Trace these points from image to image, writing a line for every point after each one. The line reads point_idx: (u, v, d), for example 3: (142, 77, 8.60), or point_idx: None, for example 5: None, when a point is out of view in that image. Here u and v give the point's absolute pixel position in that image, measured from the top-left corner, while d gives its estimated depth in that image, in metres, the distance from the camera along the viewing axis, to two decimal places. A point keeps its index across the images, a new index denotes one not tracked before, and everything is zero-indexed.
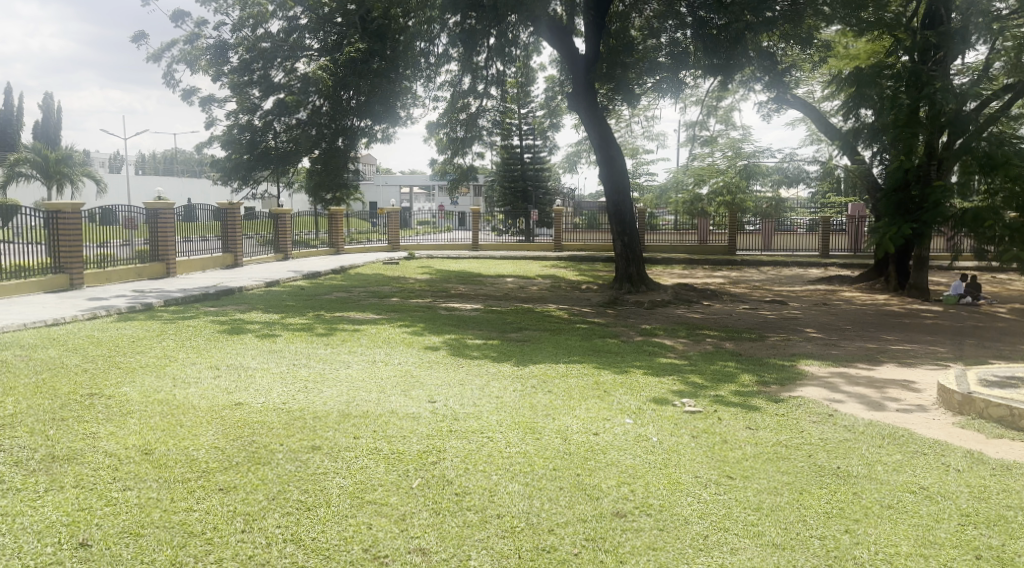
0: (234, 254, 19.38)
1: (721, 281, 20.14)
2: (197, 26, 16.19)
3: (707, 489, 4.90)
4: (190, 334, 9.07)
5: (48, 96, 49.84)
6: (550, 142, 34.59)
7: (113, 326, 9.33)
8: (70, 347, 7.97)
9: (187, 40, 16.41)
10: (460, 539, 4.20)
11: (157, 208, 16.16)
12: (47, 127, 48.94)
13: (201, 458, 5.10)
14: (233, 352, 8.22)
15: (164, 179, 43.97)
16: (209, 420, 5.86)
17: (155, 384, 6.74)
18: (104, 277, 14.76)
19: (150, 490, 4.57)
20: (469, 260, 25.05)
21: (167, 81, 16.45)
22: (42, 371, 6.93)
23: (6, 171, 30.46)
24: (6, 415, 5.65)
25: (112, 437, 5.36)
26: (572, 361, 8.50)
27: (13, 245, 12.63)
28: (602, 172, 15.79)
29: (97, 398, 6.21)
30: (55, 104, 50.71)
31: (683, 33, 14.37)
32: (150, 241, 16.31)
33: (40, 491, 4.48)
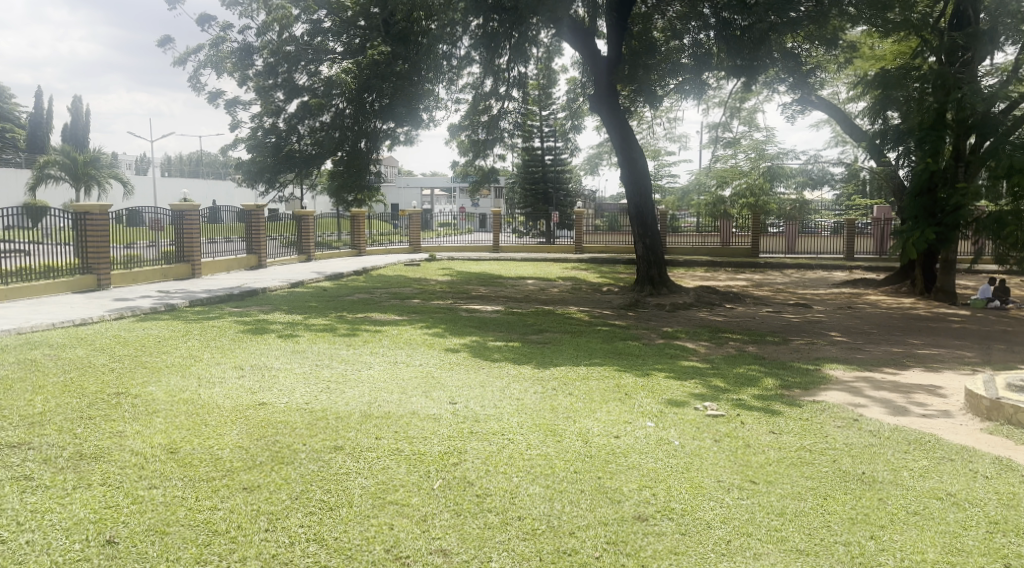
0: (258, 255, 19.55)
1: (744, 283, 19.96)
2: (222, 30, 16.38)
3: (730, 494, 4.86)
4: (215, 334, 9.17)
5: (77, 99, 50.57)
6: (572, 143, 34.52)
7: (139, 326, 9.47)
8: (98, 346, 8.10)
9: (213, 44, 16.59)
10: (481, 540, 4.21)
11: (183, 209, 16.37)
12: (76, 129, 49.70)
13: (226, 457, 5.15)
14: (256, 352, 8.29)
15: (189, 181, 44.48)
16: (233, 419, 5.92)
17: (181, 384, 6.83)
18: (131, 277, 14.98)
19: (176, 489, 4.63)
20: (490, 262, 25.05)
21: (194, 85, 16.66)
22: (70, 371, 7.05)
23: (37, 173, 30.75)
24: (36, 414, 5.75)
25: (139, 436, 5.44)
26: (592, 364, 8.46)
27: (41, 245, 12.88)
28: (623, 174, 15.74)
29: (124, 397, 6.30)
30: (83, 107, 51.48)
31: (706, 34, 14.27)
32: (176, 242, 16.52)
33: (69, 489, 4.55)
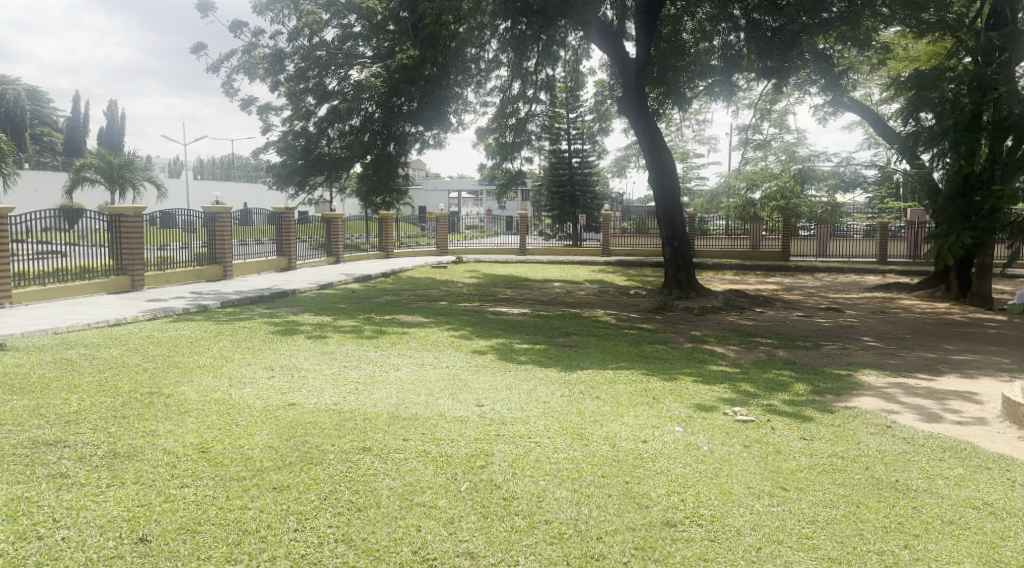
0: (288, 257, 19.79)
1: (774, 287, 19.73)
2: (254, 36, 16.60)
3: (760, 501, 4.80)
4: (245, 335, 9.30)
5: (113, 104, 51.65)
6: (599, 146, 34.45)
7: (172, 326, 9.63)
8: (132, 346, 8.26)
9: (245, 50, 16.79)
10: (508, 544, 4.20)
11: (215, 212, 16.63)
12: (112, 133, 50.80)
13: (257, 457, 5.22)
14: (285, 353, 8.38)
15: (221, 184, 45.23)
16: (263, 419, 5.99)
17: (213, 384, 6.93)
18: (164, 279, 15.24)
19: (206, 488, 4.69)
20: (517, 264, 25.07)
21: (227, 90, 16.89)
22: (106, 370, 7.19)
23: (74, 177, 31.17)
24: (72, 412, 5.88)
25: (171, 435, 5.53)
26: (620, 367, 8.43)
27: (78, 248, 13.14)
28: (652, 176, 15.63)
29: (157, 397, 6.41)
30: (120, 112, 52.65)
31: (736, 36, 14.15)
32: (208, 245, 16.76)
33: (103, 487, 4.63)
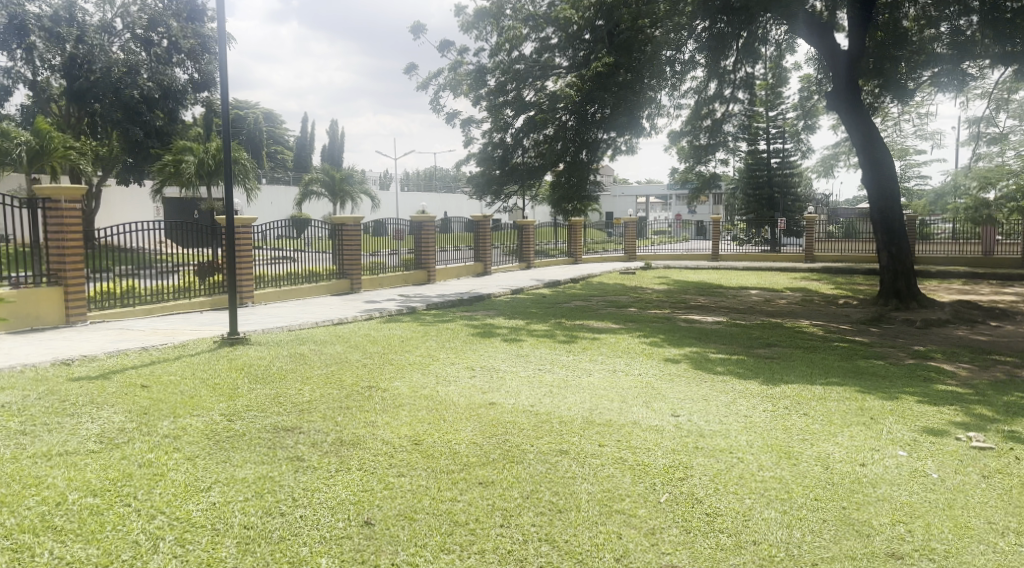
0: (484, 263, 20.70)
1: (1012, 298, 17.39)
2: (458, 54, 17.61)
3: (1005, 540, 4.25)
4: (448, 336, 9.86)
5: (334, 123, 57.25)
6: (802, 145, 32.42)
7: (384, 326, 10.46)
8: (352, 343, 9.08)
9: (452, 68, 17.97)
10: (713, 561, 4.07)
11: (421, 221, 17.78)
12: (332, 149, 56.29)
13: (463, 452, 5.50)
14: (485, 354, 8.77)
15: (424, 194, 48.38)
16: (468, 416, 6.31)
17: (421, 381, 7.42)
18: (377, 282, 16.59)
19: (420, 479, 5.01)
20: (710, 270, 24.30)
21: (434, 106, 18.03)
22: (331, 364, 7.95)
23: (303, 191, 35.02)
24: (305, 402, 6.56)
25: (387, 426, 6.00)
26: (828, 382, 7.86)
27: (305, 253, 14.52)
28: (865, 176, 14.44)
29: (374, 391, 6.98)
30: (338, 130, 58.22)
31: (968, 19, 12.69)
32: (415, 251, 18.01)
33: (332, 471, 5.11)
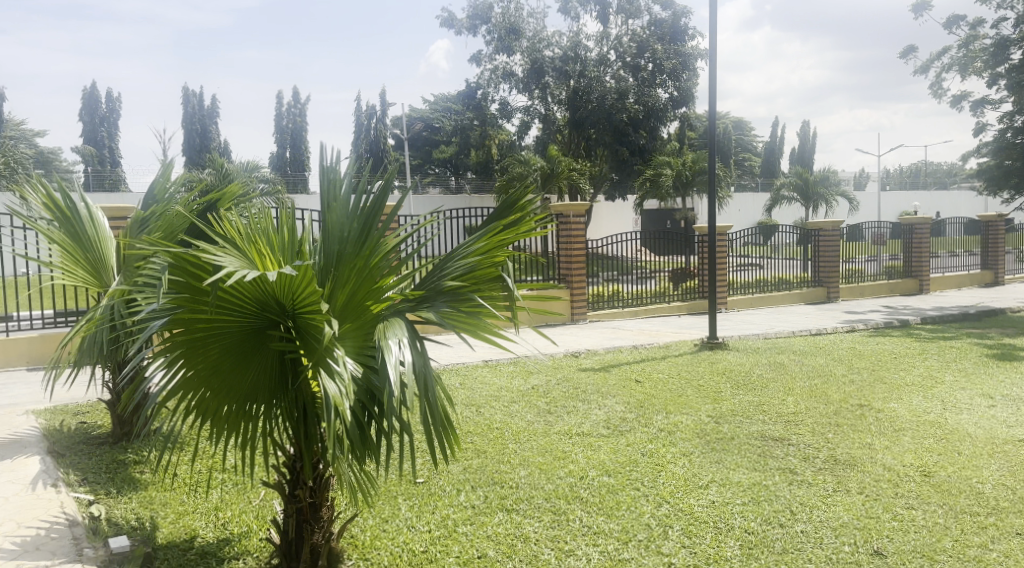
0: (994, 270, 18.71)
1: None
2: (973, 29, 15.22)
3: None
4: (956, 356, 8.55)
5: (806, 125, 55.39)
6: None
7: (872, 340, 9.59)
8: (837, 356, 8.54)
9: (963, 45, 16.21)
10: None
11: (913, 224, 16.64)
12: (803, 152, 54.44)
13: (991, 495, 4.67)
14: (1008, 382, 7.35)
15: (912, 193, 43.12)
16: (991, 454, 5.36)
17: (924, 405, 6.58)
18: (858, 291, 15.80)
19: (937, 516, 4.41)
20: None
21: (935, 92, 15.94)
22: (816, 377, 7.59)
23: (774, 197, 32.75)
24: (791, 413, 6.38)
25: (888, 451, 5.44)
26: None
27: (777, 260, 14.71)
28: None
29: (868, 410, 6.42)
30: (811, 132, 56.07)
31: None
32: (905, 258, 16.96)
33: (830, 489, 4.81)
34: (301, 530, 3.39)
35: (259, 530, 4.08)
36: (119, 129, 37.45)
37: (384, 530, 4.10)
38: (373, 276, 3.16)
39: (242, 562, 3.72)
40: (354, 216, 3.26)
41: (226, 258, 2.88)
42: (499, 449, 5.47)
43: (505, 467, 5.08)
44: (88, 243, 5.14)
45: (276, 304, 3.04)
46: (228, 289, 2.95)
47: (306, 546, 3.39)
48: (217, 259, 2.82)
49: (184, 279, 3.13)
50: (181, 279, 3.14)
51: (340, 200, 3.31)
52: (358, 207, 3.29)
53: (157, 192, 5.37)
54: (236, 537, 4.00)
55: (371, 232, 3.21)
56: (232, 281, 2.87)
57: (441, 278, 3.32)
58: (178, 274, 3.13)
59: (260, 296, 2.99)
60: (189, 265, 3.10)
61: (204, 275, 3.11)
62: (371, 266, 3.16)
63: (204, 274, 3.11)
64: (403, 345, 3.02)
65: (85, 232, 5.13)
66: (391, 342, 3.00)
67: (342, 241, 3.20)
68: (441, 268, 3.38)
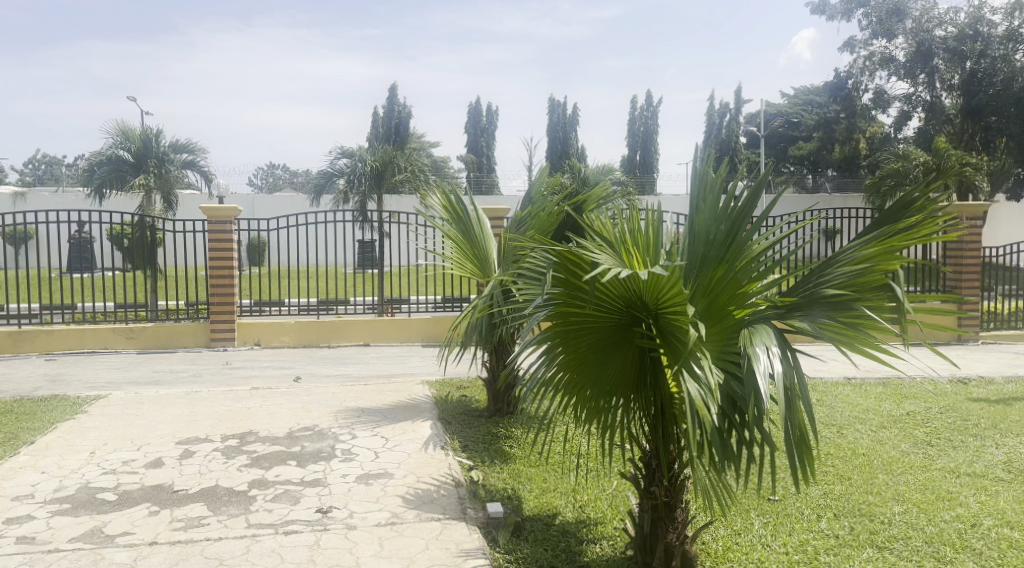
0: None
1: None
2: None
3: None
4: None
5: None
6: None
7: None
8: None
9: None
10: None
11: None
12: None
13: None
14: None
15: None
16: None
17: None
18: None
19: None
20: None
21: None
22: None
23: None
24: None
25: None
26: None
27: None
28: None
29: None
30: None
31: None
32: None
33: None
34: (656, 527, 3.44)
35: (613, 519, 4.25)
36: (495, 138, 42.32)
37: (737, 543, 3.97)
38: (738, 280, 3.01)
39: (599, 546, 3.91)
40: (722, 219, 3.15)
41: (601, 256, 3.03)
42: (866, 477, 4.93)
43: (875, 498, 4.56)
44: (476, 239, 5.85)
45: (640, 303, 3.07)
46: (601, 287, 3.09)
47: (661, 544, 3.42)
48: (594, 256, 2.99)
49: (564, 275, 3.31)
50: (560, 275, 3.32)
51: (709, 201, 3.25)
52: (726, 209, 3.17)
53: (532, 195, 5.93)
54: (592, 522, 4.22)
55: (738, 236, 3.08)
56: (605, 277, 2.99)
57: (818, 285, 3.02)
58: (558, 269, 3.31)
59: (627, 295, 3.06)
60: (571, 264, 3.26)
61: (582, 273, 3.24)
62: (738, 270, 3.01)
63: (583, 269, 3.23)
64: (772, 355, 2.78)
65: (474, 230, 5.87)
66: (759, 350, 2.78)
67: (708, 242, 3.13)
68: (819, 274, 3.08)
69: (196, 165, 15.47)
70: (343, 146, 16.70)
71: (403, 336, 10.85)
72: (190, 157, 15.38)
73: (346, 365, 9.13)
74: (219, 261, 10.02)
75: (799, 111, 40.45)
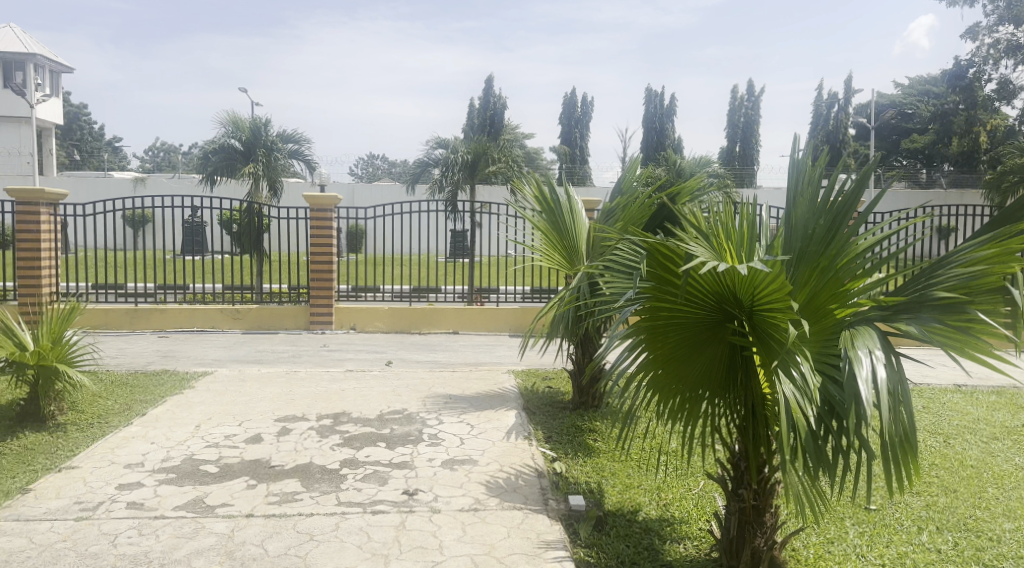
0: None
1: None
2: None
3: None
4: None
5: None
6: None
7: None
8: None
9: None
10: None
11: None
12: None
13: None
14: None
15: None
16: None
17: None
18: None
19: None
20: None
21: None
22: None
23: None
24: None
25: None
26: None
27: None
28: None
29: None
30: None
31: None
32: None
33: None
34: (743, 531, 3.33)
35: (698, 519, 4.15)
36: (589, 129, 41.99)
37: (830, 552, 3.81)
38: (840, 278, 2.87)
39: (682, 546, 3.84)
40: (820, 213, 3.02)
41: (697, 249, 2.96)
42: (975, 491, 4.62)
43: (984, 514, 4.26)
44: (566, 229, 5.80)
45: (733, 299, 2.98)
46: (695, 282, 3.01)
47: (747, 548, 3.31)
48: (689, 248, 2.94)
49: (656, 268, 3.26)
50: (653, 268, 3.27)
51: (807, 195, 3.12)
52: (825, 203, 3.04)
53: (623, 186, 5.84)
54: (676, 521, 4.14)
55: (839, 232, 2.93)
56: (700, 270, 2.91)
57: (928, 286, 2.82)
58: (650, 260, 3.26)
59: (719, 291, 2.98)
60: (666, 256, 3.21)
61: (677, 264, 3.20)
62: (838, 268, 2.87)
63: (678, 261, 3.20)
64: (876, 359, 2.64)
65: (565, 220, 5.82)
66: (861, 353, 2.64)
67: (805, 238, 3.01)
68: (929, 274, 2.88)
69: (300, 154, 16.09)
70: (438, 137, 17.00)
71: (492, 325, 10.97)
72: (295, 146, 16.00)
73: (435, 351, 9.33)
74: (319, 247, 10.42)
75: (915, 101, 38.06)
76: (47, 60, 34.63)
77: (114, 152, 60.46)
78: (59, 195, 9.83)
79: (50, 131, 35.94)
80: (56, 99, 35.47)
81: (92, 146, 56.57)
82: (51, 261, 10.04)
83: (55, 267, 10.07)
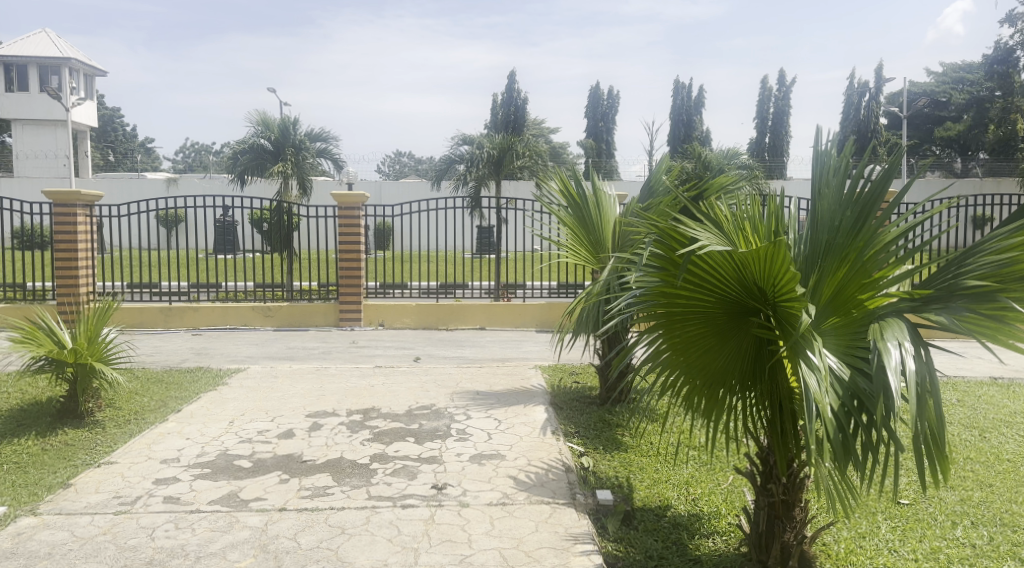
0: None
1: None
2: None
3: None
4: None
5: None
6: None
7: None
8: None
9: None
10: None
11: None
12: None
13: None
14: None
15: None
16: None
17: None
18: None
19: None
20: None
21: None
22: None
23: None
24: None
25: None
26: None
27: None
28: None
29: None
30: None
31: None
32: None
33: None
34: (772, 525, 3.32)
35: (728, 514, 4.14)
36: (615, 122, 41.70)
37: (861, 546, 3.77)
38: (868, 269, 2.84)
39: (712, 541, 3.83)
40: (847, 205, 3.00)
41: (703, 234, 2.93)
42: (1011, 485, 4.54)
43: (1020, 508, 4.18)
44: (592, 226, 5.79)
45: (758, 291, 2.97)
46: (704, 264, 3.00)
47: (777, 543, 3.30)
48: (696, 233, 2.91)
49: (667, 254, 3.22)
50: (661, 253, 3.23)
51: (832, 186, 3.09)
52: (851, 194, 3.01)
53: (653, 181, 5.77)
54: (706, 516, 4.13)
55: (867, 223, 2.91)
56: (706, 256, 2.93)
57: (959, 275, 2.75)
58: (662, 244, 3.22)
59: (739, 280, 2.97)
60: (674, 238, 3.15)
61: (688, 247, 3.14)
62: (867, 259, 2.85)
63: (683, 244, 3.16)
64: (905, 351, 2.59)
65: (591, 216, 5.80)
66: (890, 345, 2.60)
67: (833, 230, 2.99)
68: (959, 264, 2.80)
69: (329, 152, 16.23)
70: (463, 133, 17.11)
71: (519, 321, 11.01)
72: (323, 145, 16.12)
73: (463, 347, 9.38)
74: (347, 244, 10.51)
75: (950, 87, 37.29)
76: (82, 63, 35.38)
77: (146, 151, 61.45)
78: (94, 196, 10.05)
79: (85, 132, 36.78)
80: (90, 102, 36.20)
81: (124, 148, 57.66)
82: (87, 261, 10.25)
83: (91, 267, 10.30)
